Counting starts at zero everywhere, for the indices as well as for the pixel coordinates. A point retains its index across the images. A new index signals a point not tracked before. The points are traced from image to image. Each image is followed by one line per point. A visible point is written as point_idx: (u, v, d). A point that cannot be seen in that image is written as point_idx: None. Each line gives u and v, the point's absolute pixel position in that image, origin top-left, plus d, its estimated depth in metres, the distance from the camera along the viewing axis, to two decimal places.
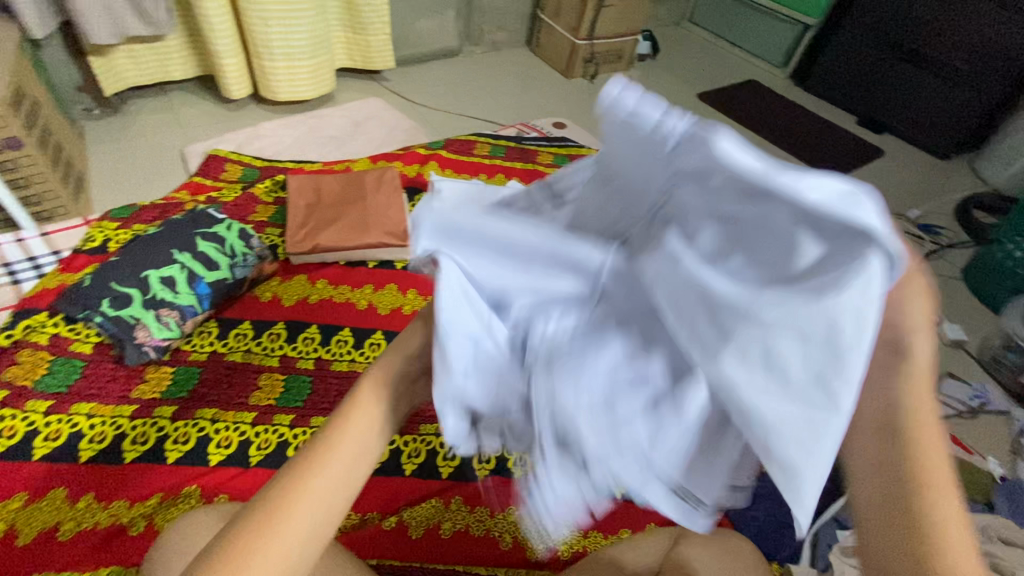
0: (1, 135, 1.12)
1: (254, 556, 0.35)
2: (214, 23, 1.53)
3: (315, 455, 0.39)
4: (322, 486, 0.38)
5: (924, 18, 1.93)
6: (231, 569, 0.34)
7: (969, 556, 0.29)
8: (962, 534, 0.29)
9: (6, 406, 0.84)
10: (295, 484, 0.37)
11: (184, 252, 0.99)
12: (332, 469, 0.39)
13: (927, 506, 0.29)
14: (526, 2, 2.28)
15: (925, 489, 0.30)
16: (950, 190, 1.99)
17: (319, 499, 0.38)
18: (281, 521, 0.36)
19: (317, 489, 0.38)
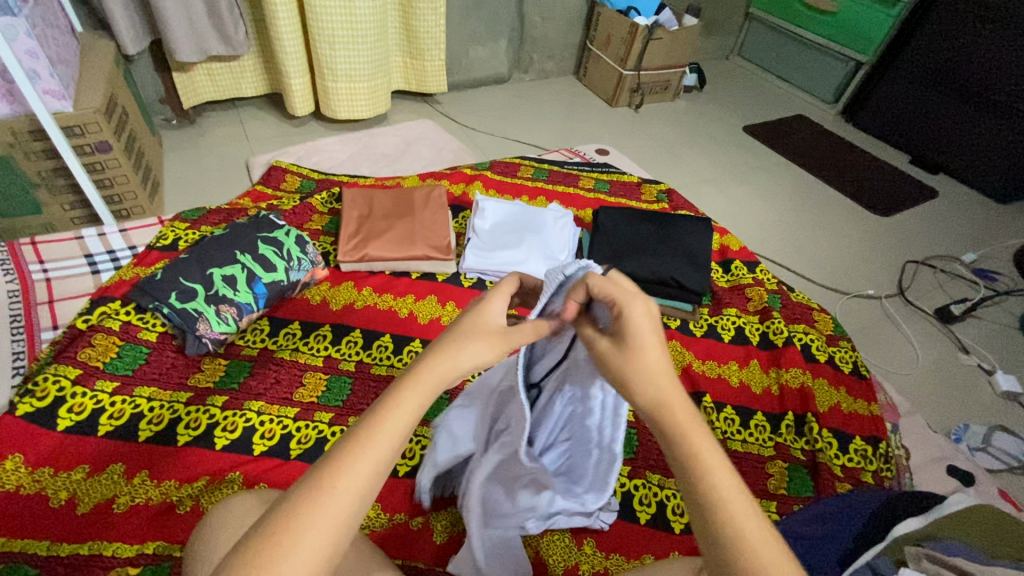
0: (93, 140, 1.24)
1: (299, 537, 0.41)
2: (286, 46, 1.65)
3: (346, 452, 0.45)
4: (351, 478, 0.44)
5: (981, 58, 1.89)
6: (279, 549, 0.40)
7: (735, 498, 0.46)
8: (724, 484, 0.46)
9: (77, 383, 0.92)
10: (330, 478, 0.43)
11: (246, 253, 1.06)
12: (361, 463, 0.45)
13: (700, 478, 0.46)
14: (576, 33, 2.36)
15: (697, 465, 0.47)
16: (1009, 236, 1.91)
17: (347, 489, 0.43)
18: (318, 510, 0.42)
19: (362, 465, 0.45)
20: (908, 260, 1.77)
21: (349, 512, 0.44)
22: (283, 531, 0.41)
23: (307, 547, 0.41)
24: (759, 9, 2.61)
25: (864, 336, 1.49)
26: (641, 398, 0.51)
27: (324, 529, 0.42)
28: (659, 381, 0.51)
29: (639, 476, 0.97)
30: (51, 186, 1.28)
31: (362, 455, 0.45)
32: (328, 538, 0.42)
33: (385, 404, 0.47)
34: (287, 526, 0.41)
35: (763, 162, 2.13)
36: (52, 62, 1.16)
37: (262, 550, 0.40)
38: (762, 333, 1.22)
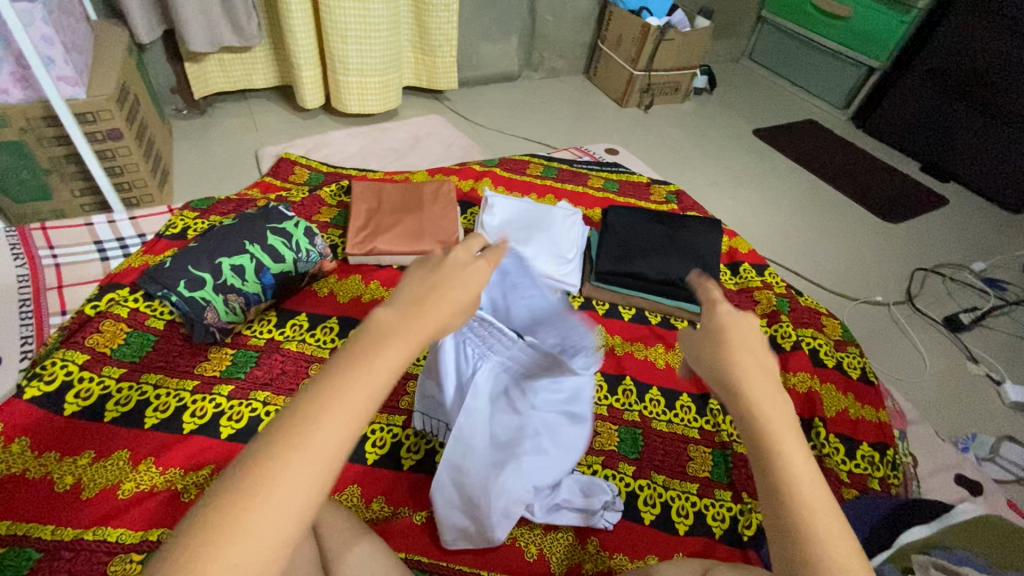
0: (105, 127, 1.25)
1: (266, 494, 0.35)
2: (298, 38, 1.65)
3: (322, 393, 0.38)
4: (331, 426, 0.37)
5: (995, 67, 1.88)
6: (243, 505, 0.34)
7: (813, 483, 0.44)
8: (805, 468, 0.44)
9: (84, 369, 0.92)
10: (303, 424, 0.37)
11: (254, 243, 1.06)
12: (340, 410, 0.38)
13: (781, 459, 0.44)
14: (588, 32, 2.36)
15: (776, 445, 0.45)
16: (1019, 246, 1.90)
17: (324, 438, 0.37)
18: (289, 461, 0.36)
19: (319, 438, 0.37)
20: (917, 267, 1.76)
21: (302, 493, 0.36)
22: (224, 512, 0.34)
23: (273, 506, 0.35)
24: (772, 12, 2.60)
25: (872, 343, 1.48)
26: (726, 368, 0.49)
27: (275, 508, 0.35)
28: (750, 363, 0.49)
29: (643, 476, 0.96)
30: (62, 172, 1.28)
31: (330, 411, 0.38)
32: (300, 497, 0.36)
33: (376, 344, 0.41)
34: (227, 506, 0.34)
35: (773, 166, 2.12)
36: (67, 48, 1.16)
37: (225, 507, 0.34)
38: (771, 336, 1.22)
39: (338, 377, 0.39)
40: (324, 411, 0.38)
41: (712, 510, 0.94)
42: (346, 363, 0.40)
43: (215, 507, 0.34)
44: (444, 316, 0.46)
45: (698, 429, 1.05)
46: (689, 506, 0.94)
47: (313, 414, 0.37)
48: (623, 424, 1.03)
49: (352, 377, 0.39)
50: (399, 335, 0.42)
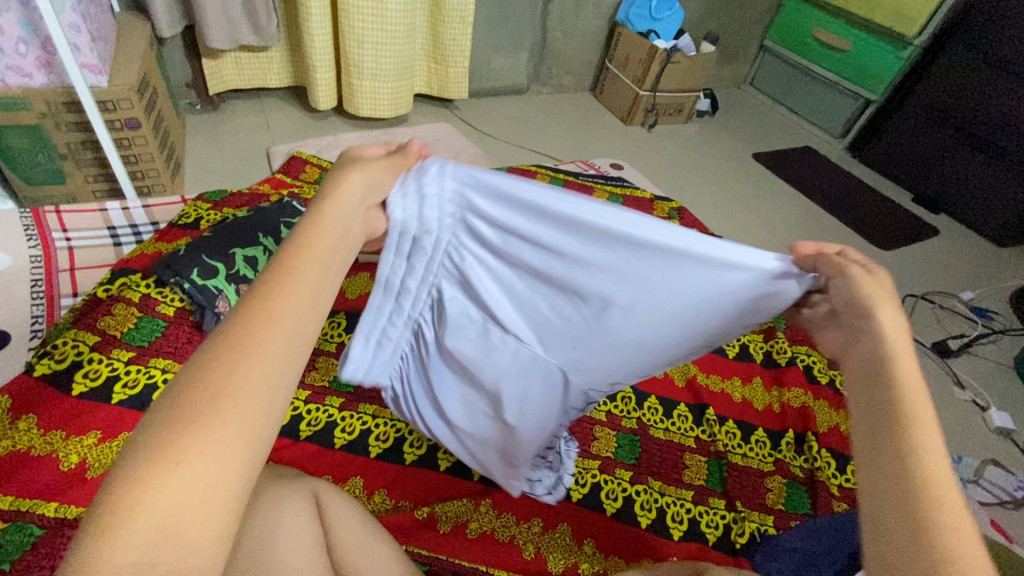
0: (123, 116, 1.27)
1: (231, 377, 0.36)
2: (316, 40, 1.68)
3: (232, 346, 0.37)
4: (249, 370, 0.37)
5: (988, 104, 1.96)
6: (227, 363, 0.37)
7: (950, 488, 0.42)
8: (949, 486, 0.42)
9: (94, 350, 0.93)
10: (223, 368, 0.36)
11: (268, 237, 1.09)
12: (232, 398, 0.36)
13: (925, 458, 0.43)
14: (595, 51, 2.41)
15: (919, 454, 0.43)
16: (1006, 277, 1.96)
17: (243, 385, 0.36)
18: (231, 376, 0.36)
19: (280, 316, 0.39)
20: (908, 294, 1.80)
21: (247, 418, 0.36)
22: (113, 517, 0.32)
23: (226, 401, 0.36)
24: (774, 41, 2.68)
25: None
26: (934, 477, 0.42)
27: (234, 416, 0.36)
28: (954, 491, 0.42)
29: (640, 482, 0.98)
30: (77, 158, 1.30)
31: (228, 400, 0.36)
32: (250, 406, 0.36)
33: (218, 377, 0.36)
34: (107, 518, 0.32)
35: (772, 190, 2.17)
36: (92, 37, 1.19)
37: (226, 353, 0.37)
38: (767, 352, 1.25)
39: (271, 286, 0.41)
40: (260, 331, 0.38)
41: (705, 517, 0.96)
42: (206, 375, 0.36)
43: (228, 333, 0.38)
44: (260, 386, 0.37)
45: (694, 439, 1.06)
46: (683, 513, 0.95)
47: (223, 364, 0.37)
48: (620, 430, 1.04)
49: (278, 292, 0.40)
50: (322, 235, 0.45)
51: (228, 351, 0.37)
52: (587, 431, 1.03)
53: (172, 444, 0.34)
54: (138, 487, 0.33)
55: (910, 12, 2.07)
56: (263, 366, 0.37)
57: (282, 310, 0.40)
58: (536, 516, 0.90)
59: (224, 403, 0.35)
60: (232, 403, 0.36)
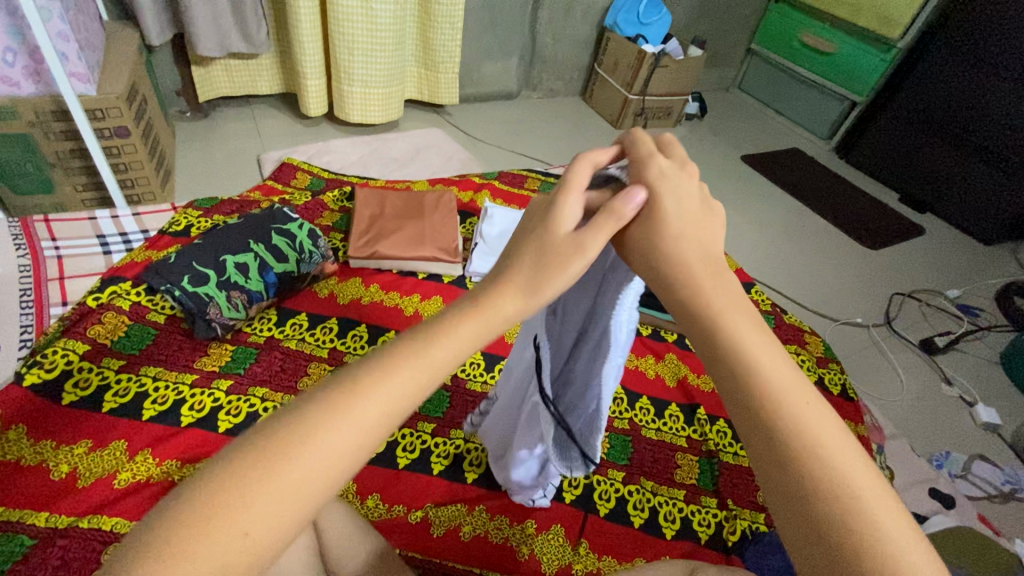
0: (112, 124, 1.27)
1: (334, 416, 0.39)
2: (305, 47, 1.69)
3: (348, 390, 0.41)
4: (358, 411, 0.40)
5: (970, 105, 1.99)
6: (338, 405, 0.40)
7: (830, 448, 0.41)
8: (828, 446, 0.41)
9: (84, 359, 0.93)
10: (338, 405, 0.40)
11: (259, 244, 1.08)
12: (331, 432, 0.39)
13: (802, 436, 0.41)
14: (585, 56, 2.43)
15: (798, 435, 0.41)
16: (992, 275, 1.99)
17: (347, 421, 0.40)
18: (337, 413, 0.40)
19: (410, 374, 0.42)
20: (895, 292, 1.83)
21: (338, 456, 0.39)
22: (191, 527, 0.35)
23: (326, 438, 0.39)
24: (761, 45, 2.71)
25: (852, 364, 1.53)
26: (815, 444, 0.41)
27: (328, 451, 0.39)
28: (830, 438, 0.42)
29: (633, 482, 0.98)
30: (66, 167, 1.29)
31: (326, 429, 0.39)
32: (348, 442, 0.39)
33: (328, 414, 0.39)
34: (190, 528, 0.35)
35: (760, 191, 2.20)
36: (80, 46, 1.19)
37: (340, 395, 0.40)
38: None
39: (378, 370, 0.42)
40: (378, 385, 0.41)
41: (698, 516, 0.96)
42: (321, 409, 0.40)
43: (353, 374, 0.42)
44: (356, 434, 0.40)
45: (686, 438, 1.07)
46: (676, 512, 0.96)
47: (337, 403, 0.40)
48: (613, 432, 1.05)
49: (378, 372, 0.42)
50: (443, 336, 0.44)
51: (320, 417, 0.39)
52: None
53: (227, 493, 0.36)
54: (219, 503, 0.36)
55: (893, 15, 2.10)
56: (378, 411, 0.40)
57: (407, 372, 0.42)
58: (529, 517, 0.90)
59: (328, 429, 0.39)
60: (307, 455, 0.38)
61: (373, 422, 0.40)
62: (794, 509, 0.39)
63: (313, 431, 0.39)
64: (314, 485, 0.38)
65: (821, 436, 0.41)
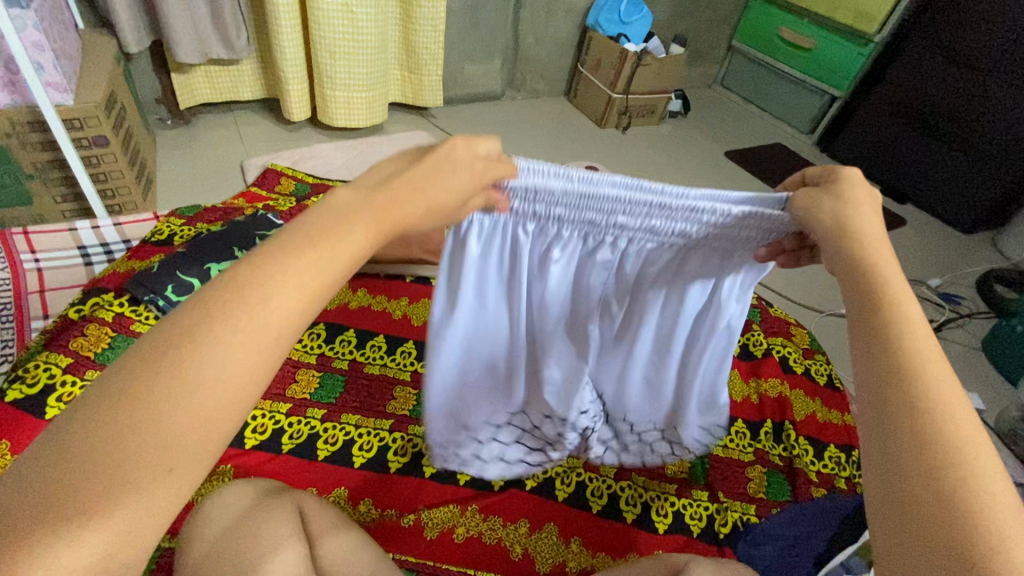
0: (91, 133, 1.25)
1: (232, 310, 0.37)
2: (286, 52, 1.68)
3: (245, 273, 0.38)
4: (257, 298, 0.37)
5: (946, 97, 2.03)
6: (232, 293, 0.37)
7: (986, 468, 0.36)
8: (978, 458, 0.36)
9: (66, 373, 0.91)
10: (232, 297, 0.37)
11: (245, 251, 1.08)
12: (227, 320, 0.36)
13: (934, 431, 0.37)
14: (568, 56, 2.44)
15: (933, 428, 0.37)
16: (971, 263, 2.03)
17: (247, 315, 0.36)
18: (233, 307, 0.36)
19: (310, 259, 0.39)
20: None
21: (239, 349, 0.36)
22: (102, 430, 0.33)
23: (223, 331, 0.36)
24: (741, 42, 2.74)
25: (837, 354, 1.56)
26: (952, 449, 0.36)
27: (228, 341, 0.36)
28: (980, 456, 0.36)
29: (625, 478, 0.99)
30: (45, 178, 1.27)
31: (214, 324, 0.36)
32: (248, 331, 0.36)
33: (223, 306, 0.36)
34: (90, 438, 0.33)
35: (744, 186, 2.22)
36: (57, 55, 1.17)
37: (235, 284, 0.37)
38: (743, 344, 1.27)
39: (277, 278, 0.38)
40: (273, 270, 0.38)
41: (690, 509, 0.97)
42: (214, 302, 0.37)
43: (249, 261, 0.39)
44: (243, 326, 0.36)
45: None
46: (668, 506, 0.97)
47: (233, 293, 0.37)
48: None
49: (261, 272, 0.38)
50: (356, 218, 0.42)
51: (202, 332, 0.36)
52: None
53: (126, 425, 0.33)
54: (113, 410, 0.33)
55: (869, 10, 2.13)
56: (277, 295, 0.37)
57: (299, 257, 0.39)
58: (523, 517, 0.90)
59: (218, 320, 0.36)
60: (202, 348, 0.35)
61: (272, 308, 0.37)
62: (905, 508, 0.36)
63: (199, 344, 0.35)
64: (212, 376, 0.35)
65: (962, 448, 0.36)
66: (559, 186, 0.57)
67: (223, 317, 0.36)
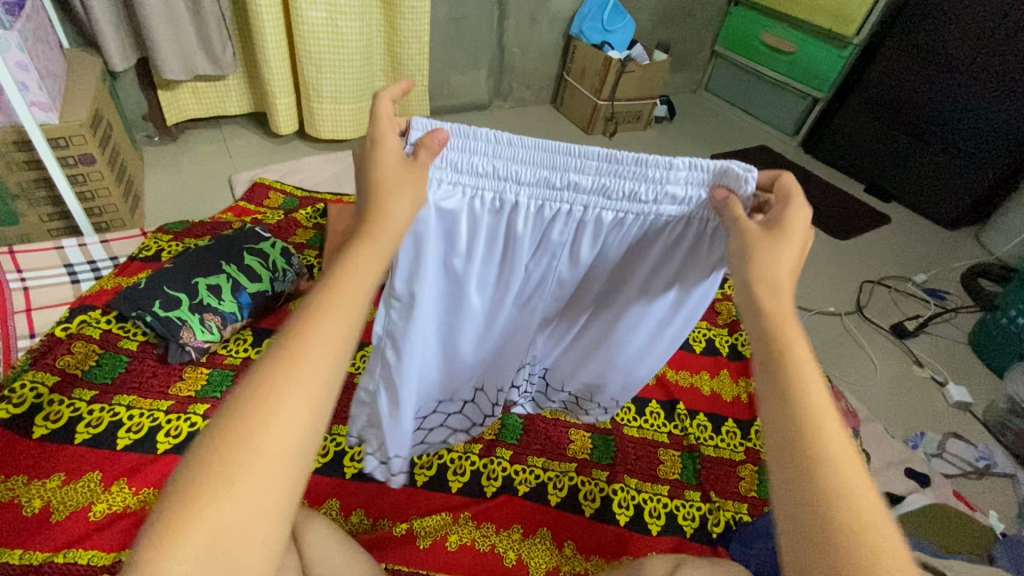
0: (77, 152, 1.25)
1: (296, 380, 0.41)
2: (273, 66, 1.69)
3: (294, 340, 0.42)
4: (313, 360, 0.42)
5: (925, 97, 2.07)
6: (290, 363, 0.41)
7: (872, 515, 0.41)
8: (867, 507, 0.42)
9: (54, 391, 0.91)
10: (287, 367, 0.41)
11: (230, 264, 1.08)
12: (296, 388, 0.40)
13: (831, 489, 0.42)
14: (553, 65, 2.46)
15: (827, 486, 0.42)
16: (956, 259, 2.05)
17: (310, 379, 0.41)
18: (295, 376, 0.41)
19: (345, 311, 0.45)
20: (865, 279, 1.88)
21: (311, 411, 0.41)
22: (178, 517, 0.35)
23: (295, 401, 0.40)
24: (723, 47, 2.78)
25: (826, 352, 1.57)
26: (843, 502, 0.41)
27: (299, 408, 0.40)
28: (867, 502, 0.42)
29: (617, 480, 0.99)
30: (30, 197, 1.27)
31: (286, 397, 0.40)
32: (315, 393, 0.41)
33: (284, 375, 0.41)
34: (172, 527, 0.35)
35: None
36: (41, 74, 1.18)
37: (288, 352, 0.42)
38: (731, 344, 1.28)
39: (319, 306, 0.44)
40: (316, 333, 0.43)
41: (683, 510, 0.98)
42: (273, 373, 0.41)
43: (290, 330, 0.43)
44: (313, 390, 0.41)
45: (667, 434, 1.08)
46: (661, 507, 0.97)
47: (291, 363, 0.41)
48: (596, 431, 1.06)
49: (308, 336, 0.42)
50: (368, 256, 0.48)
51: (261, 402, 0.39)
52: (562, 434, 1.04)
53: (230, 461, 0.37)
54: (196, 495, 0.36)
55: (846, 13, 2.18)
56: (328, 353, 0.43)
57: (339, 317, 0.44)
58: (516, 523, 0.90)
59: (287, 393, 0.40)
60: (276, 423, 0.39)
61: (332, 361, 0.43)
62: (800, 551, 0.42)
63: (270, 415, 0.39)
64: (298, 440, 0.40)
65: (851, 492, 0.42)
66: (514, 139, 0.57)
67: (290, 386, 0.40)
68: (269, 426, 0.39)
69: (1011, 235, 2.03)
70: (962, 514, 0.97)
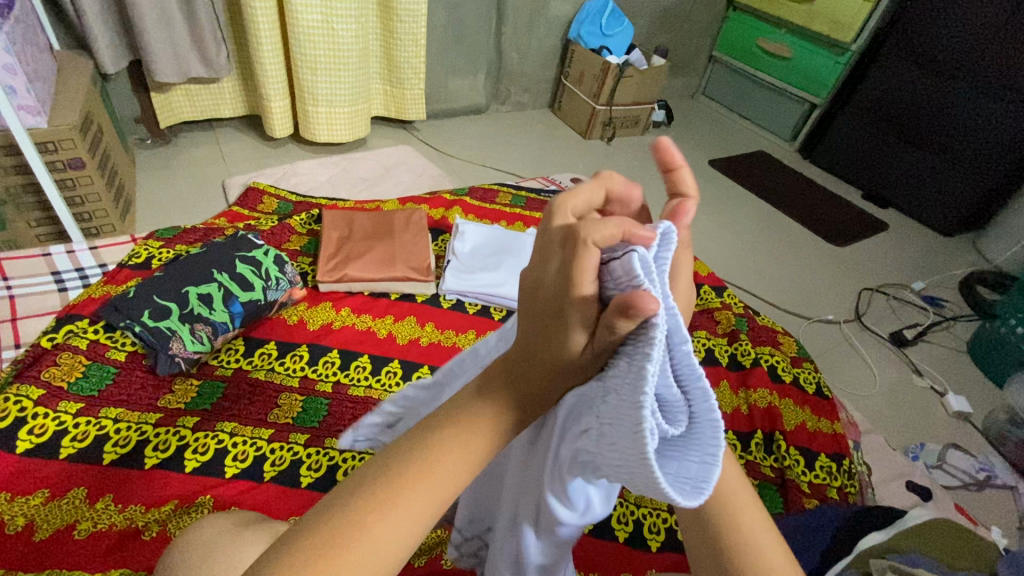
0: (66, 156, 1.23)
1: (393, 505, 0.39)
2: (267, 69, 1.67)
3: (411, 458, 0.41)
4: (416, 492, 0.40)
5: (923, 104, 2.06)
6: (397, 484, 0.40)
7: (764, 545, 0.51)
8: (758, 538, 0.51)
9: (39, 405, 0.89)
10: (393, 486, 0.40)
11: (222, 272, 1.05)
12: (393, 514, 0.39)
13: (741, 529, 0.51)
14: (551, 69, 2.45)
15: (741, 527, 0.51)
16: (955, 266, 2.05)
17: (406, 510, 0.39)
18: (397, 498, 0.39)
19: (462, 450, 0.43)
20: (864, 287, 1.87)
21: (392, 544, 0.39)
22: None
23: (383, 525, 0.38)
24: (722, 52, 2.78)
25: (826, 360, 1.56)
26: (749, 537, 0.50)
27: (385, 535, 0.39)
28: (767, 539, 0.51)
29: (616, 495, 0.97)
30: (18, 203, 1.25)
31: (378, 518, 0.39)
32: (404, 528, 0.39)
33: (387, 494, 0.40)
34: None
35: (729, 194, 2.23)
36: (29, 77, 1.15)
37: (401, 468, 0.41)
38: (732, 354, 1.27)
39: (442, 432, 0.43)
40: (430, 465, 0.41)
41: None
42: (379, 483, 0.40)
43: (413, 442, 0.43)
44: (399, 524, 0.39)
45: None
46: (660, 523, 0.95)
47: (399, 484, 0.40)
48: None
49: (422, 461, 0.41)
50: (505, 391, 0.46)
51: (354, 513, 0.39)
52: None
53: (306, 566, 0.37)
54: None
55: (844, 19, 2.17)
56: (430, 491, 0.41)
57: (456, 457, 0.42)
58: None
59: (381, 513, 0.39)
60: (355, 541, 0.38)
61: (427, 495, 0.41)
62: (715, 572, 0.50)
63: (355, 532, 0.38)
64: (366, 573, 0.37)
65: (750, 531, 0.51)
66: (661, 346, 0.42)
67: (388, 508, 0.39)
68: (350, 546, 0.38)
69: (1009, 243, 2.02)
70: (958, 530, 0.93)
